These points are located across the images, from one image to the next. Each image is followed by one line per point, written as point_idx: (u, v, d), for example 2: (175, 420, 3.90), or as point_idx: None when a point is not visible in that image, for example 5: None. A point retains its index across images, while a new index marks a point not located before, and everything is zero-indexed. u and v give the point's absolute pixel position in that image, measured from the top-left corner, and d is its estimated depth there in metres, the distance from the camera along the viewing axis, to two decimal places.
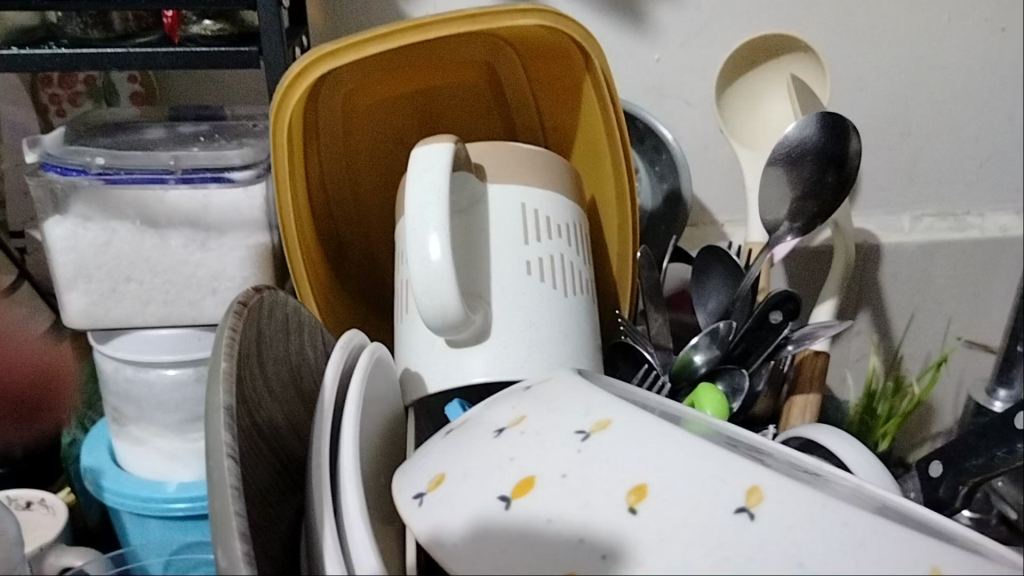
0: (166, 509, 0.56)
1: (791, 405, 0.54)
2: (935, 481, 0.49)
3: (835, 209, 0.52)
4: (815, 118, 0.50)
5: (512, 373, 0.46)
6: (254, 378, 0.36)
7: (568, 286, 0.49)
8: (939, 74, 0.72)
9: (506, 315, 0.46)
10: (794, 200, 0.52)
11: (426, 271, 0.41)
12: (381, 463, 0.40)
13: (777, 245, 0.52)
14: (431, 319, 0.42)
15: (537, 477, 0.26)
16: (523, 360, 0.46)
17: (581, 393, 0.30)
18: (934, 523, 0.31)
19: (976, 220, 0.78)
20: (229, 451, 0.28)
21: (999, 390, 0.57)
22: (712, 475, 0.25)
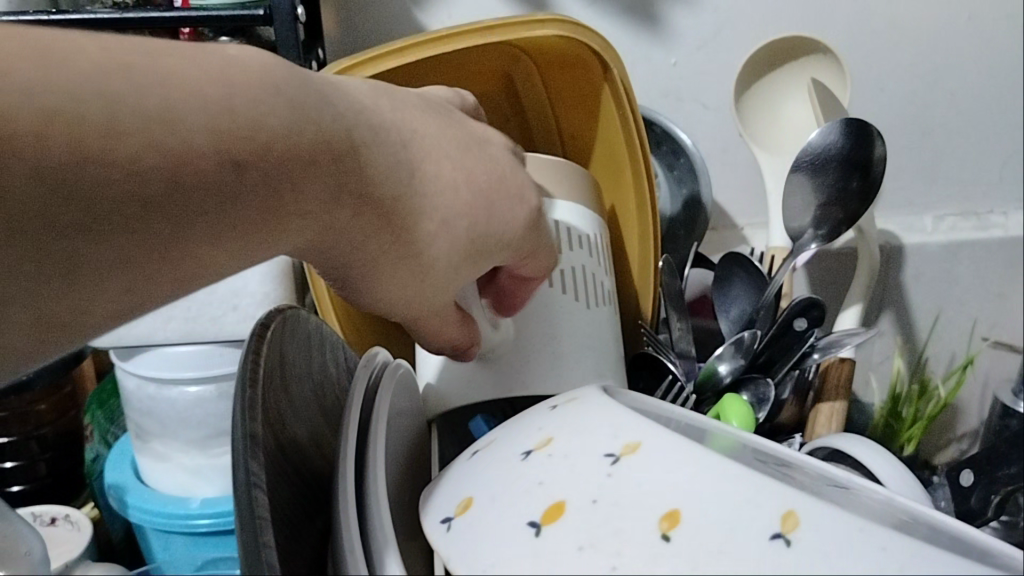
0: (189, 525, 0.56)
1: (817, 413, 0.53)
2: (966, 490, 0.49)
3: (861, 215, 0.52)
4: (838, 124, 0.49)
5: (536, 386, 0.46)
6: (277, 398, 0.36)
7: (590, 297, 0.49)
8: (961, 71, 0.71)
9: (528, 328, 0.46)
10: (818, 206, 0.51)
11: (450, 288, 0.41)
12: (407, 480, 0.40)
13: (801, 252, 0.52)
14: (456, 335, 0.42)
15: (567, 502, 0.25)
16: (548, 374, 0.46)
17: (609, 412, 0.30)
18: (969, 541, 0.30)
19: (999, 218, 0.77)
20: (258, 478, 0.28)
21: None
22: (745, 499, 0.24)
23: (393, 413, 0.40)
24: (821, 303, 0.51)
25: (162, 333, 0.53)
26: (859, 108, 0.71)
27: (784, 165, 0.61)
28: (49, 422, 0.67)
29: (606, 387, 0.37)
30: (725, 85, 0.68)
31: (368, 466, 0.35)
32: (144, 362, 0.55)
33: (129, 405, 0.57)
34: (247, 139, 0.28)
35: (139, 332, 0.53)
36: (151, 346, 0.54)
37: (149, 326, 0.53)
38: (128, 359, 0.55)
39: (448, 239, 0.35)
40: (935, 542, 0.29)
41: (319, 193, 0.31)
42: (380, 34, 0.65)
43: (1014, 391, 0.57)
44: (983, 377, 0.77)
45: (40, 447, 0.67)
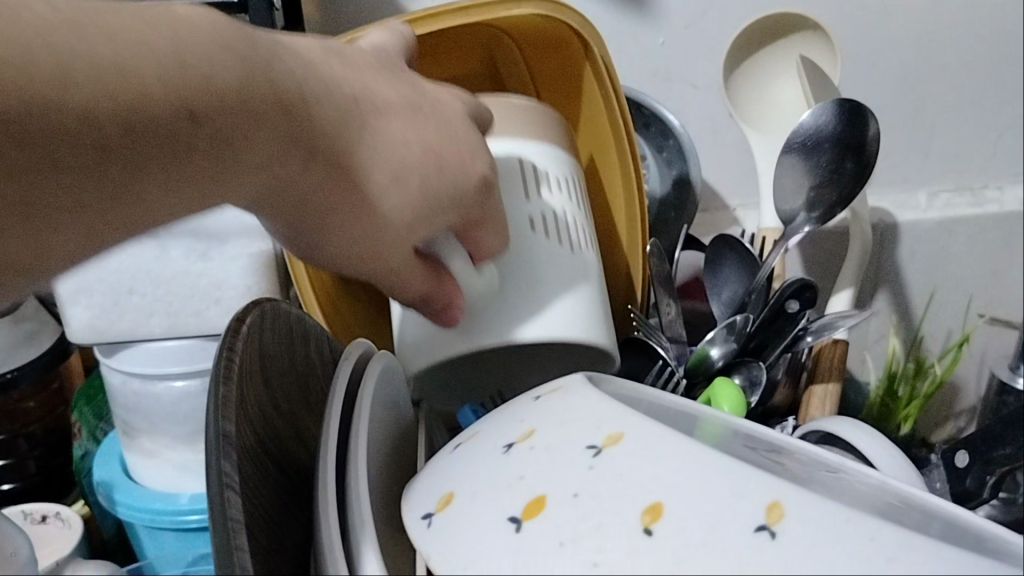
0: (179, 521, 0.55)
1: (811, 395, 0.53)
2: (962, 471, 0.49)
3: (855, 196, 0.50)
4: (831, 105, 0.49)
5: (526, 331, 0.43)
6: (257, 393, 0.35)
7: (570, 241, 0.46)
8: (953, 46, 0.70)
9: (512, 274, 0.44)
10: (811, 188, 0.50)
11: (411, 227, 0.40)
12: (393, 474, 0.39)
13: (794, 234, 0.51)
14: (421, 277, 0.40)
15: (548, 497, 0.25)
16: (532, 314, 0.44)
17: (592, 402, 0.29)
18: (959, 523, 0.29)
19: (994, 193, 0.77)
20: (232, 478, 0.27)
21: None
22: (730, 491, 0.24)
23: (377, 406, 0.39)
24: (813, 284, 0.50)
25: (145, 328, 0.52)
26: (851, 85, 0.70)
27: (773, 144, 0.60)
28: (38, 420, 0.66)
29: (591, 375, 0.36)
30: (714, 63, 0.67)
31: (350, 460, 0.34)
32: (129, 358, 0.54)
33: (114, 401, 0.56)
34: (208, 90, 0.29)
35: (122, 328, 0.52)
36: (135, 342, 0.53)
37: (132, 322, 0.52)
38: (111, 355, 0.54)
39: (395, 202, 0.37)
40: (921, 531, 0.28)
41: (263, 150, 0.32)
42: (361, 19, 0.63)
43: (1010, 366, 0.57)
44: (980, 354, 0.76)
45: (29, 445, 0.66)
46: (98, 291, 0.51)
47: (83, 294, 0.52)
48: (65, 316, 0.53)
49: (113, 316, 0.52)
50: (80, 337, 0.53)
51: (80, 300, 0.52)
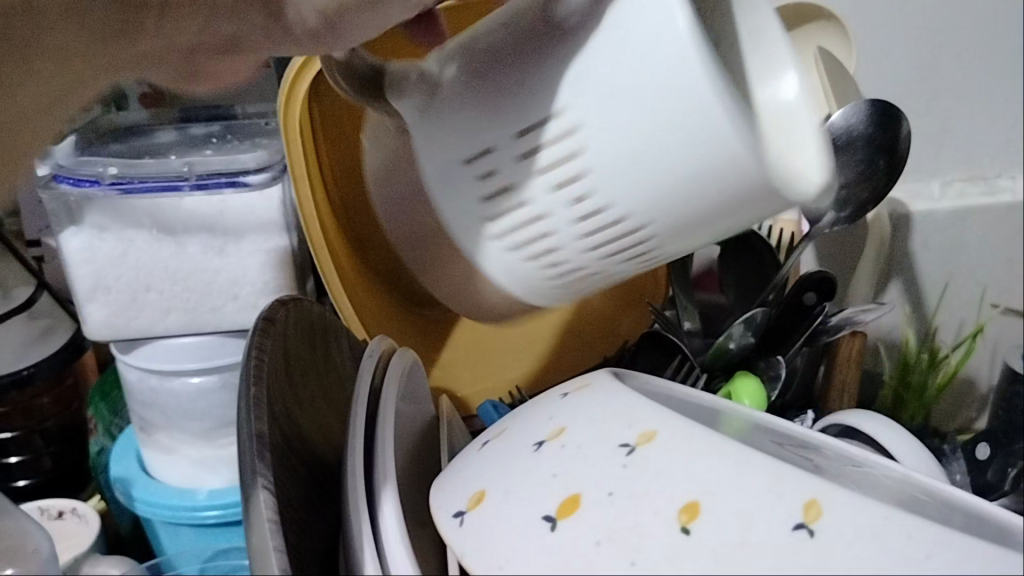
0: (197, 516, 0.56)
1: (830, 387, 0.53)
2: (982, 463, 0.49)
3: (886, 195, 0.50)
4: (865, 105, 0.48)
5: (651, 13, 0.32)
6: (282, 390, 0.35)
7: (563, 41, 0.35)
8: (967, 35, 0.69)
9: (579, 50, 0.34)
10: (844, 188, 0.49)
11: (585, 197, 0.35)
12: (419, 470, 0.39)
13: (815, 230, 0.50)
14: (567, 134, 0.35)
15: (583, 495, 0.25)
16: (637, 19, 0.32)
17: (622, 399, 0.29)
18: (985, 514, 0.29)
19: (1007, 182, 0.76)
20: (265, 476, 0.27)
21: None
22: (766, 490, 0.23)
23: (401, 401, 0.39)
24: (833, 279, 0.51)
25: (163, 325, 0.52)
26: (864, 75, 0.69)
27: None
28: (52, 416, 0.66)
29: (615, 371, 0.36)
30: None
31: (376, 458, 0.34)
32: (146, 355, 0.54)
33: (131, 398, 0.56)
34: None
35: (140, 325, 0.52)
36: (153, 338, 0.53)
37: (149, 318, 0.52)
38: (128, 352, 0.54)
39: None
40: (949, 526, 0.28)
41: None
42: None
43: None
44: (993, 344, 0.76)
45: (44, 441, 0.66)
46: (116, 289, 0.51)
47: (100, 291, 0.52)
48: (82, 313, 0.53)
49: (131, 313, 0.52)
50: (98, 333, 0.53)
51: (98, 297, 0.52)
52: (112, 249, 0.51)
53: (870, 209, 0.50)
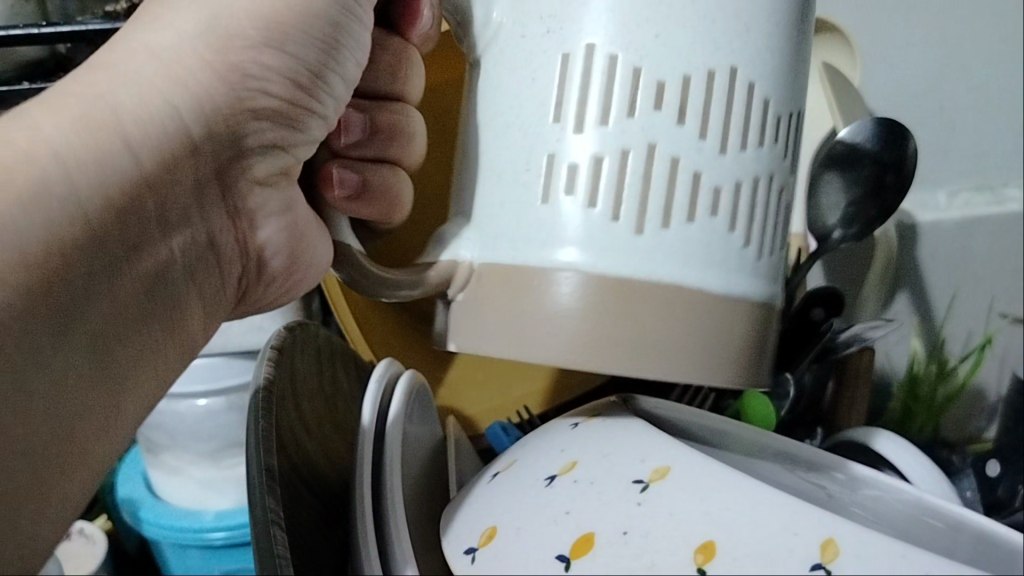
0: (205, 538, 0.55)
1: (840, 402, 0.52)
2: (992, 480, 0.49)
3: (894, 211, 0.49)
4: (871, 124, 0.48)
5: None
6: (290, 418, 0.35)
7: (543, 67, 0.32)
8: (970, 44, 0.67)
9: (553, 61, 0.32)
10: (850, 204, 0.49)
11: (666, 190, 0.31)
12: (429, 494, 0.39)
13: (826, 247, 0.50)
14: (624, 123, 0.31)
15: (597, 534, 0.24)
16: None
17: (633, 433, 0.29)
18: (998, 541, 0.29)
19: (1013, 191, 0.76)
20: (277, 513, 0.27)
21: None
22: (782, 527, 0.23)
23: (409, 424, 0.39)
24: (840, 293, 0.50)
25: None
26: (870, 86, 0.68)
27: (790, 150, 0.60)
28: None
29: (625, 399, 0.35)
30: None
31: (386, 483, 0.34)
32: None
33: None
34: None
35: None
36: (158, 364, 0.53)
37: None
38: None
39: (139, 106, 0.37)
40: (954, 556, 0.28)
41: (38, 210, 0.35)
42: None
43: None
44: (1001, 355, 0.75)
45: None
46: None
47: None
48: None
49: None
50: None
51: None
52: None
53: (877, 227, 0.49)
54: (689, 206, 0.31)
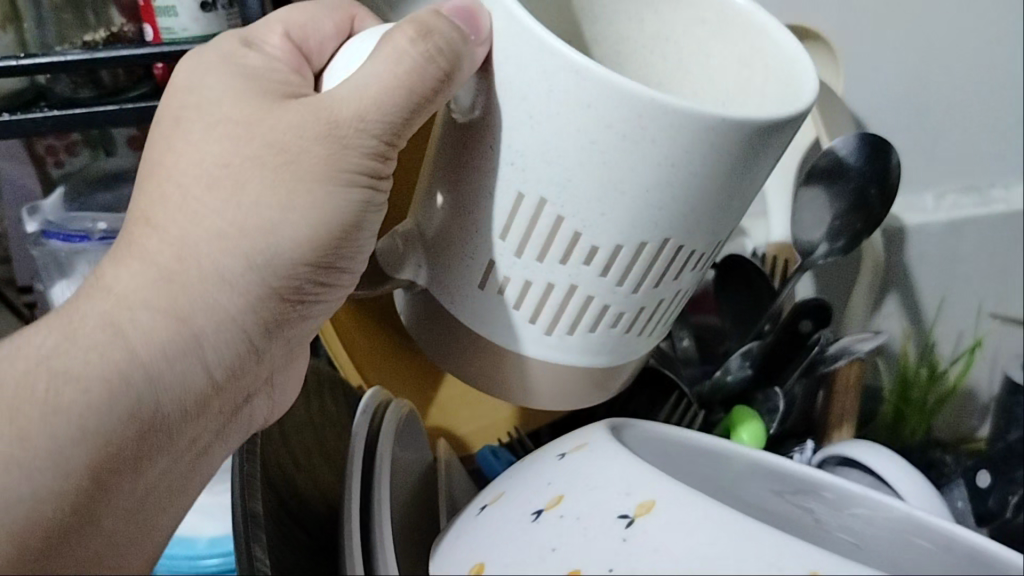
0: (197, 565, 0.55)
1: (830, 412, 0.50)
2: (984, 490, 0.49)
3: (877, 224, 0.50)
4: (854, 138, 0.49)
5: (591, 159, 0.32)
6: (277, 453, 0.35)
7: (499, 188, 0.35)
8: (955, 47, 0.67)
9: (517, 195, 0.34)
10: (834, 219, 0.50)
11: (580, 315, 0.37)
12: (419, 522, 0.39)
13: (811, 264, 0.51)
14: (552, 261, 0.36)
15: (583, 571, 0.25)
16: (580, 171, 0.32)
17: (617, 464, 0.29)
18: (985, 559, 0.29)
19: (1001, 192, 0.75)
20: (264, 560, 0.27)
21: None
22: (766, 564, 0.24)
23: (398, 449, 0.39)
24: (828, 306, 0.51)
25: None
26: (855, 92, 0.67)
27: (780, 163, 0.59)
28: None
29: (613, 422, 0.35)
30: None
31: (374, 513, 0.34)
32: None
33: None
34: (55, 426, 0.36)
35: None
36: None
37: None
38: None
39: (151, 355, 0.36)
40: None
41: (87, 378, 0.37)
42: None
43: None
44: (993, 355, 0.75)
45: None
46: None
47: None
48: None
49: None
50: None
51: None
52: None
53: (863, 239, 0.50)
54: (596, 321, 0.38)
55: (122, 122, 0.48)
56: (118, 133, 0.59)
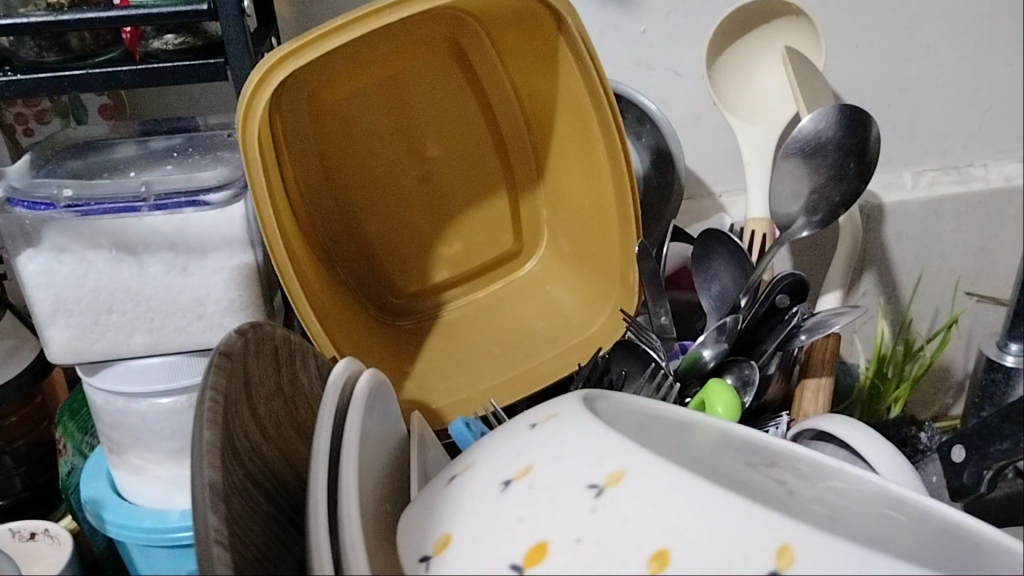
0: (170, 539, 0.49)
1: (803, 390, 0.52)
2: (959, 467, 0.48)
3: (857, 198, 0.49)
4: (833, 110, 0.48)
5: None
6: (245, 421, 0.35)
7: None
8: (935, 25, 0.66)
9: None
10: (812, 192, 0.49)
11: None
12: (385, 495, 0.37)
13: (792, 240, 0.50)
14: None
15: (550, 541, 0.25)
16: None
17: (589, 435, 0.29)
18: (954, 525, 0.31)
19: (980, 171, 0.73)
20: (220, 533, 0.27)
21: (1011, 344, 0.53)
22: (738, 533, 0.24)
23: (371, 420, 0.38)
24: (805, 280, 0.50)
25: (127, 347, 0.47)
26: (834, 70, 0.67)
27: (755, 131, 0.59)
28: (20, 436, 0.57)
29: (587, 393, 0.35)
30: (699, 49, 0.64)
31: (341, 479, 0.33)
32: (111, 375, 0.48)
33: (96, 416, 0.51)
34: None
35: (103, 348, 0.47)
36: (116, 360, 0.48)
37: (113, 342, 0.47)
38: (94, 373, 0.49)
39: None
40: (912, 558, 0.28)
41: None
42: (327, 12, 0.59)
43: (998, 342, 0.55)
44: (967, 333, 0.74)
45: (14, 461, 0.57)
46: (76, 311, 0.46)
47: (61, 314, 0.46)
48: (44, 337, 0.47)
49: (93, 337, 0.47)
50: (59, 357, 0.47)
51: (59, 321, 0.46)
52: (70, 271, 0.46)
53: (842, 214, 0.50)
54: None
55: (88, 86, 0.46)
56: (90, 100, 0.58)
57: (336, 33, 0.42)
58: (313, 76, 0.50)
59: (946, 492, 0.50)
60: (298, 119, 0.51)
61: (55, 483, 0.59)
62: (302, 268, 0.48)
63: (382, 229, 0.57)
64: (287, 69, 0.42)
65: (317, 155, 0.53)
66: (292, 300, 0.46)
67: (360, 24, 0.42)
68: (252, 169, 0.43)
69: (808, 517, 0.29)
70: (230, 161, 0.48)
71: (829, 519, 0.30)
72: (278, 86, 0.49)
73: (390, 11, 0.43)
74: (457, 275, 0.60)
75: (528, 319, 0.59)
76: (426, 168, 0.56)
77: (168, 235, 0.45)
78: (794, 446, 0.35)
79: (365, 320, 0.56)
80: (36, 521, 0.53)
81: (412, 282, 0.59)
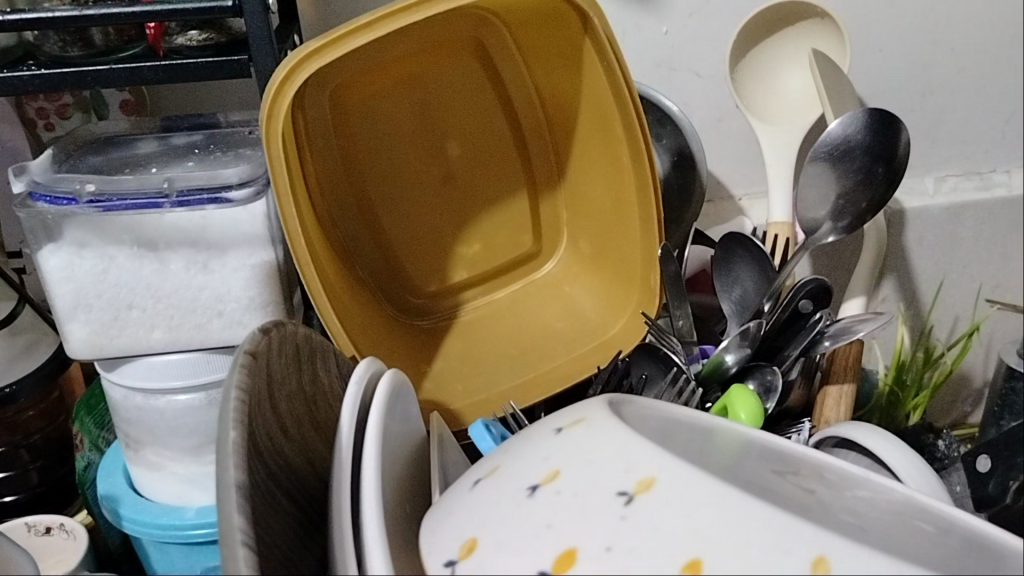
0: (186, 536, 0.49)
1: (824, 396, 0.52)
2: (983, 477, 0.48)
3: (884, 203, 0.49)
4: (862, 114, 0.48)
5: None
6: (267, 420, 0.34)
7: None
8: (961, 29, 0.65)
9: None
10: (838, 197, 0.49)
11: None
12: (405, 496, 0.37)
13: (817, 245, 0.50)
14: None
15: (579, 549, 0.25)
16: None
17: (617, 440, 0.28)
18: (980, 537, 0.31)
19: (1002, 177, 0.71)
20: (246, 533, 0.26)
21: None
22: (771, 544, 0.24)
23: (392, 421, 0.38)
24: (829, 286, 0.49)
25: (146, 343, 0.47)
26: (857, 73, 0.66)
27: (778, 135, 0.58)
28: (37, 430, 0.57)
29: (612, 398, 0.35)
30: (721, 51, 0.63)
31: (364, 480, 0.33)
32: (129, 371, 0.48)
33: (114, 411, 0.51)
34: None
35: (122, 344, 0.47)
36: (135, 357, 0.48)
37: (132, 338, 0.47)
38: (114, 368, 0.49)
39: None
40: (942, 570, 0.28)
41: None
42: (349, 9, 0.58)
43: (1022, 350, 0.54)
44: (987, 340, 0.73)
45: (31, 455, 0.57)
46: (96, 307, 0.46)
47: (80, 310, 0.46)
48: (63, 332, 0.47)
49: (112, 332, 0.47)
50: (78, 352, 0.47)
51: (78, 317, 0.46)
52: (91, 267, 0.46)
53: (869, 219, 0.49)
54: None
55: (111, 82, 0.46)
56: (112, 95, 0.58)
57: (359, 32, 0.42)
58: (336, 74, 0.50)
59: (969, 501, 0.49)
60: (320, 118, 0.51)
61: (70, 478, 0.59)
62: (324, 268, 0.48)
63: (401, 228, 0.57)
64: (311, 68, 0.42)
65: (338, 154, 0.53)
66: (314, 296, 0.46)
67: (383, 24, 0.42)
68: (275, 166, 0.43)
69: (840, 527, 0.28)
70: (252, 158, 0.48)
71: (858, 528, 0.29)
72: (302, 85, 0.49)
73: (413, 9, 0.42)
74: (475, 276, 0.59)
75: (547, 321, 0.58)
76: (447, 168, 0.56)
77: (189, 232, 0.45)
78: (818, 455, 0.34)
79: (383, 320, 0.56)
80: (52, 515, 0.53)
81: (431, 282, 0.58)
